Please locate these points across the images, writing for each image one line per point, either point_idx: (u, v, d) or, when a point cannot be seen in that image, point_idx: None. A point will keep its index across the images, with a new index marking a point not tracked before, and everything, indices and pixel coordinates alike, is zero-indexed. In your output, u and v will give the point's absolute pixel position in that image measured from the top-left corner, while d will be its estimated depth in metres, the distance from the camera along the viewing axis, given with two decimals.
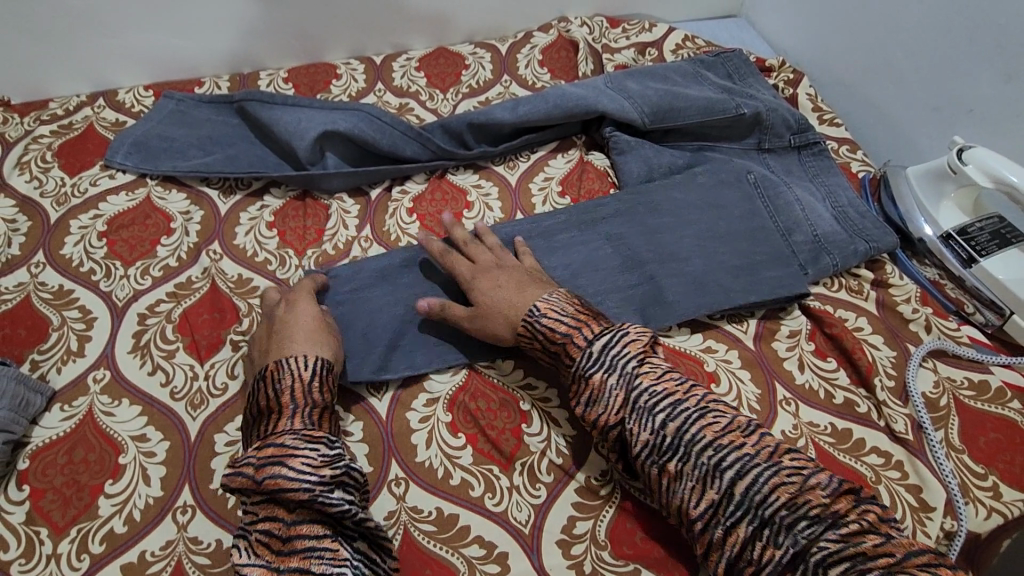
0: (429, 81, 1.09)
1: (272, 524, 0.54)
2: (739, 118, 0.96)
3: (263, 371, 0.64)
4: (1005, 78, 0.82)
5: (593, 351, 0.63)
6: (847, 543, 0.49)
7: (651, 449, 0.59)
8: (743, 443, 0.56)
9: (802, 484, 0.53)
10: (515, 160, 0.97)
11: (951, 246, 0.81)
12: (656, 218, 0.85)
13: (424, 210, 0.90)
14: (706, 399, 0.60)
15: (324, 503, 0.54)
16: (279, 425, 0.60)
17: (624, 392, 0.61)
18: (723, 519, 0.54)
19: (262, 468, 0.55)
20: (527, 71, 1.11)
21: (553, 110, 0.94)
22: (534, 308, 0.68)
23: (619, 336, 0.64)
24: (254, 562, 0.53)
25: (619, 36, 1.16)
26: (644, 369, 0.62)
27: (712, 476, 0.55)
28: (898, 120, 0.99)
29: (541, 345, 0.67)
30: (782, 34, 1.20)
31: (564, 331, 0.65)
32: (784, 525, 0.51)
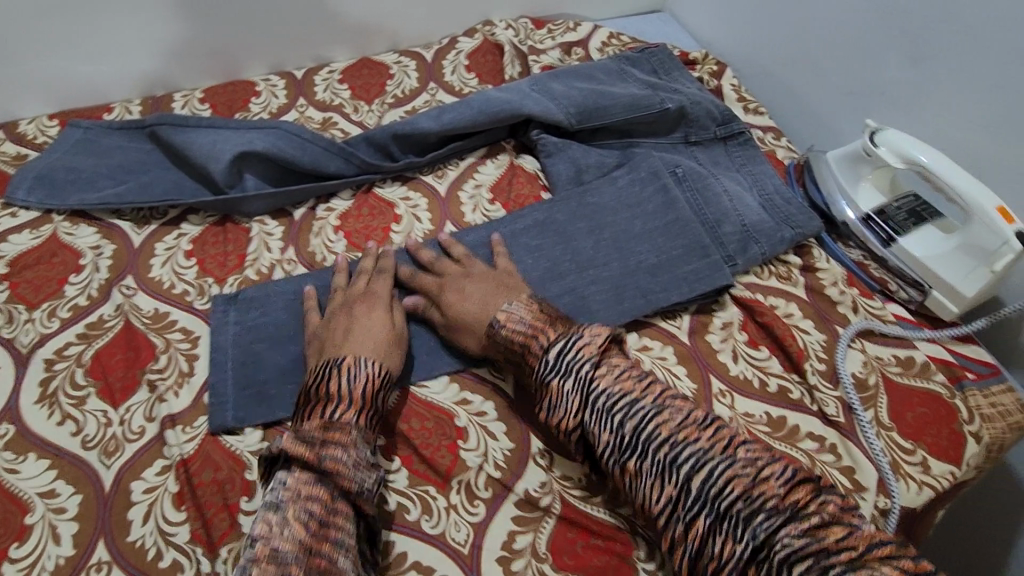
0: (353, 93, 1.07)
1: (314, 504, 0.53)
2: (664, 112, 0.96)
3: (340, 361, 0.64)
4: (910, 60, 0.84)
5: (550, 357, 0.63)
6: (813, 537, 0.48)
7: (612, 449, 0.59)
8: (697, 438, 0.56)
9: (759, 475, 0.53)
10: (444, 170, 0.95)
11: (871, 227, 0.83)
12: (572, 225, 0.88)
13: (351, 226, 0.87)
14: (668, 395, 0.60)
15: (368, 503, 0.56)
16: (345, 414, 0.60)
17: (583, 397, 0.60)
18: (682, 515, 0.54)
19: (329, 448, 0.57)
20: (454, 78, 1.10)
21: (478, 115, 0.93)
22: (495, 319, 0.68)
23: (576, 337, 0.63)
24: (286, 536, 0.50)
25: (545, 37, 1.16)
26: (603, 370, 0.61)
27: (669, 472, 0.55)
28: (817, 105, 1.01)
29: (504, 355, 0.68)
30: (705, 27, 1.21)
31: (522, 338, 0.66)
32: (741, 518, 0.51)
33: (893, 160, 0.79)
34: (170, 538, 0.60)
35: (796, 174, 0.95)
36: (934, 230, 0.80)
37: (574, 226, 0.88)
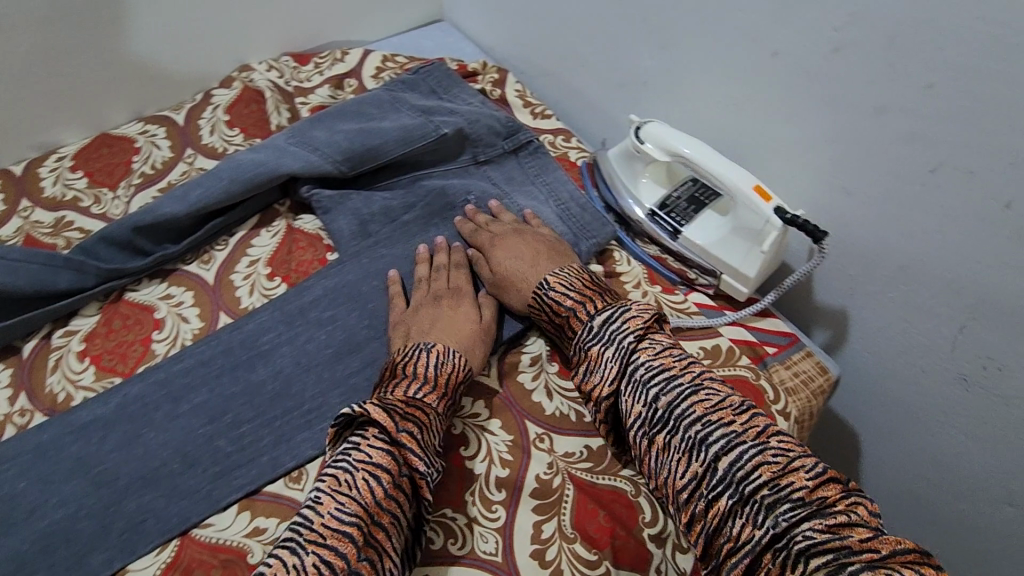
0: (91, 180, 0.91)
1: (379, 482, 0.54)
2: (443, 139, 0.90)
3: (428, 345, 0.67)
4: (658, 46, 0.84)
5: (594, 324, 0.66)
6: (830, 533, 0.47)
7: (642, 422, 0.59)
8: (733, 421, 0.55)
9: (788, 464, 0.52)
10: (210, 252, 0.84)
11: (658, 220, 0.83)
12: (365, 285, 0.79)
13: (99, 348, 0.74)
14: (706, 373, 0.60)
15: (427, 491, 0.57)
16: (424, 395, 0.62)
17: (622, 367, 0.62)
18: (705, 494, 0.53)
19: (405, 424, 0.58)
20: (213, 139, 0.97)
21: (231, 184, 0.82)
22: (545, 282, 0.71)
23: (620, 308, 0.66)
24: (352, 499, 0.52)
25: (312, 73, 1.06)
26: (641, 345, 0.63)
27: (698, 449, 0.55)
28: (596, 100, 0.99)
29: (548, 318, 0.71)
30: (483, 32, 1.16)
31: (571, 302, 0.69)
32: (764, 504, 0.50)
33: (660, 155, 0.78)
34: None
35: (589, 175, 0.94)
36: (713, 213, 0.80)
37: (366, 286, 0.79)
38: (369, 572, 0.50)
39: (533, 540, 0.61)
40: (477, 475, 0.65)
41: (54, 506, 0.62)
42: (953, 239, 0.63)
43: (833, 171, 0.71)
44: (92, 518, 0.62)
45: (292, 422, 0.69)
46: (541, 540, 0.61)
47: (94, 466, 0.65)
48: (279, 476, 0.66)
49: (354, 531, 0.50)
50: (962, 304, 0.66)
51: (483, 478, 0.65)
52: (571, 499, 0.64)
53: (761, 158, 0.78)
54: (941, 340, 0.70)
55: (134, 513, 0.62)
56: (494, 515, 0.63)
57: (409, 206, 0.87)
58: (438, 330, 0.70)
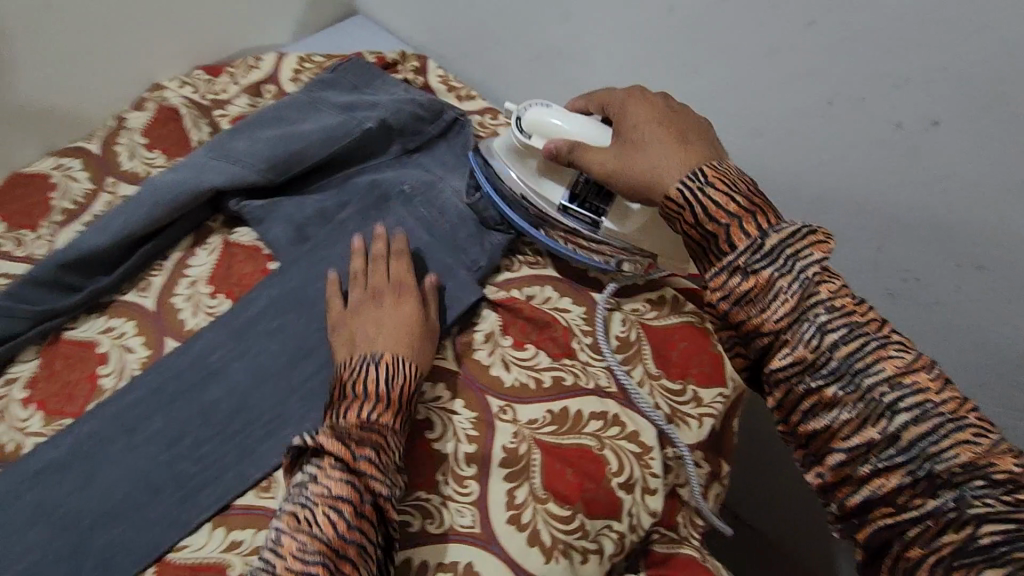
0: (8, 223, 0.88)
1: (340, 514, 0.55)
2: (368, 133, 0.90)
3: (377, 357, 0.65)
4: (566, 18, 0.85)
5: (765, 244, 0.58)
6: (1012, 504, 0.49)
7: (803, 368, 0.56)
8: (928, 391, 0.53)
9: (983, 446, 0.51)
10: (146, 278, 0.82)
11: (571, 214, 0.79)
12: (310, 289, 0.79)
13: (44, 392, 0.72)
14: (879, 323, 0.56)
15: (393, 513, 0.58)
16: (385, 417, 0.62)
17: (800, 304, 0.56)
18: (875, 459, 0.53)
19: (363, 450, 0.58)
20: (132, 164, 0.94)
21: (155, 209, 0.80)
22: (694, 177, 0.63)
23: (783, 231, 0.58)
24: (313, 536, 0.54)
25: (227, 84, 1.04)
26: (826, 281, 0.57)
27: (876, 417, 0.53)
28: (517, 74, 1.00)
29: (692, 225, 0.62)
30: (397, 22, 1.15)
31: (730, 210, 0.60)
32: (951, 482, 0.50)
33: (547, 144, 0.75)
34: None
35: None
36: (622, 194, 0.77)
37: (311, 289, 0.79)
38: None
39: (509, 507, 0.63)
40: (445, 455, 0.66)
41: (19, 559, 0.61)
42: (858, 162, 0.67)
43: (742, 115, 0.74)
44: (61, 560, 0.61)
45: (255, 434, 0.69)
46: (516, 506, 0.63)
47: (56, 510, 0.64)
48: (248, 489, 0.66)
49: (320, 568, 0.52)
50: (873, 225, 0.70)
51: (451, 456, 0.66)
52: (539, 464, 0.66)
53: None
54: (865, 261, 0.73)
55: (106, 547, 0.62)
56: (467, 490, 0.65)
57: (345, 206, 0.86)
58: (386, 342, 0.68)
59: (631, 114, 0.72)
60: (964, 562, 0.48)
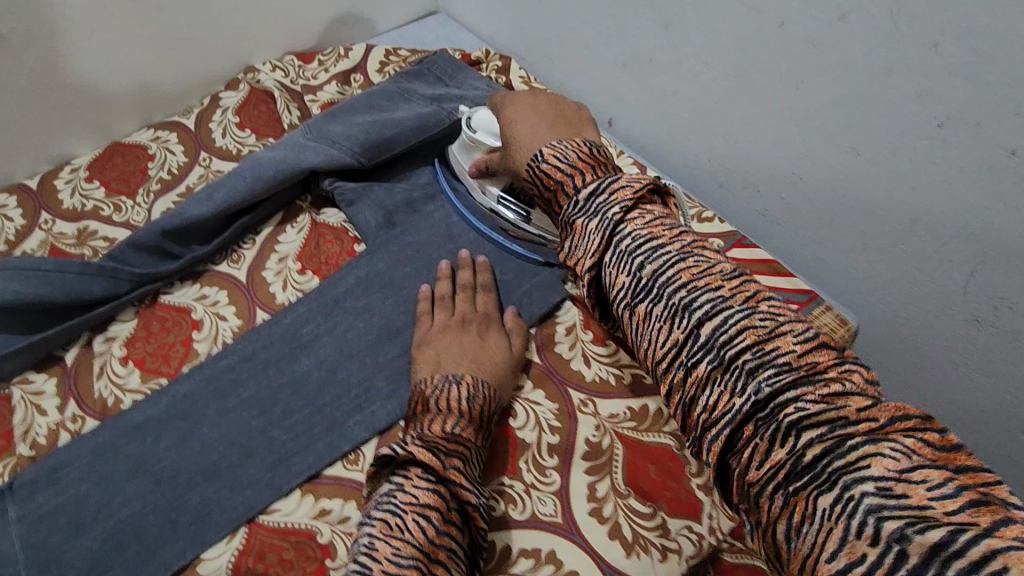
0: (108, 189, 0.91)
1: (430, 518, 0.53)
2: (457, 126, 0.92)
3: (459, 377, 0.66)
4: (663, 25, 0.87)
5: (580, 197, 0.54)
6: (826, 404, 0.40)
7: (676, 346, 0.46)
8: (722, 288, 0.46)
9: (828, 381, 0.41)
10: (239, 251, 0.84)
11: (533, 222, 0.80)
12: (397, 272, 0.81)
13: (142, 351, 0.75)
14: (746, 289, 0.46)
15: (483, 521, 0.56)
16: (469, 432, 0.62)
17: (637, 279, 0.49)
18: (730, 406, 0.43)
19: (451, 460, 0.58)
20: (226, 141, 0.98)
21: (255, 184, 0.83)
22: (538, 153, 0.59)
23: (642, 220, 0.51)
24: (406, 541, 0.51)
25: (317, 71, 1.07)
26: (684, 263, 0.48)
27: (681, 315, 0.46)
28: (602, 79, 1.01)
29: (539, 193, 0.60)
30: (481, 21, 1.18)
31: (560, 174, 0.57)
32: (747, 369, 0.43)
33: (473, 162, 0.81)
34: None
35: None
36: None
37: (397, 272, 0.81)
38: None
39: (590, 498, 0.65)
40: (528, 443, 0.68)
41: (120, 506, 0.64)
42: (958, 184, 0.67)
43: (839, 131, 0.75)
44: (158, 512, 0.63)
45: (343, 407, 0.71)
46: (597, 498, 0.65)
47: (155, 463, 0.66)
48: (336, 459, 0.68)
49: (415, 572, 0.49)
50: (971, 246, 0.69)
51: (534, 445, 0.68)
52: (621, 458, 0.67)
53: (768, 123, 0.82)
54: (950, 284, 0.73)
55: (203, 503, 0.64)
56: (549, 480, 0.66)
57: (431, 196, 0.89)
58: (469, 361, 0.68)
59: (523, 104, 0.69)
60: (797, 484, 0.39)
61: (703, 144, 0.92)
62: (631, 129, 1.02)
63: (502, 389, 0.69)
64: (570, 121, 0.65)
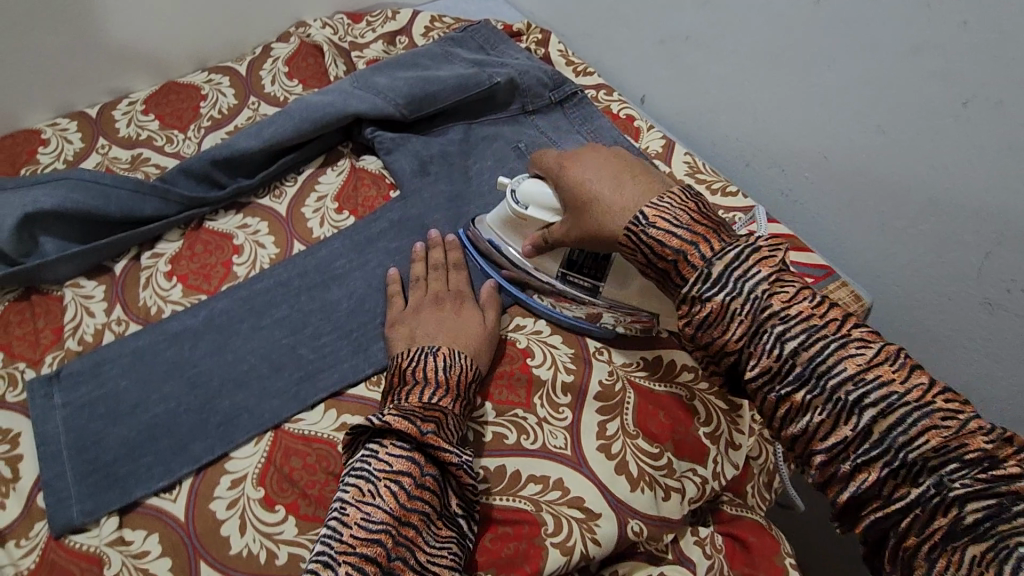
0: (162, 122, 0.96)
1: (403, 483, 0.55)
2: (496, 87, 0.95)
3: (435, 349, 0.65)
4: (703, 1, 0.89)
5: (714, 266, 0.53)
6: (992, 482, 0.43)
7: (740, 340, 0.52)
8: (813, 317, 0.51)
9: (872, 360, 0.48)
10: (281, 187, 0.89)
11: (570, 281, 0.72)
12: (429, 218, 0.85)
13: (185, 269, 0.79)
14: (777, 271, 0.53)
15: (465, 478, 0.58)
16: (445, 400, 0.62)
17: (730, 306, 0.52)
18: (781, 384, 0.50)
19: (428, 425, 0.58)
20: (275, 87, 1.02)
21: (302, 124, 0.87)
22: (640, 215, 0.58)
23: (746, 247, 0.54)
24: (377, 507, 0.54)
25: (365, 31, 1.11)
26: (727, 255, 0.53)
27: (788, 360, 0.50)
28: (639, 57, 1.04)
29: (646, 260, 0.58)
30: None
31: (677, 242, 0.55)
32: (850, 400, 0.48)
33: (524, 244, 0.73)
34: None
35: (631, 129, 1.00)
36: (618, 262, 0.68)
37: (429, 218, 0.84)
38: (401, 571, 0.52)
39: (600, 436, 0.67)
40: (543, 381, 0.70)
41: (156, 402, 0.67)
42: (984, 166, 0.69)
43: (868, 109, 0.77)
44: (191, 411, 0.67)
45: (369, 335, 0.74)
46: (607, 436, 0.67)
47: (190, 368, 0.70)
48: (359, 381, 0.71)
49: (382, 537, 0.52)
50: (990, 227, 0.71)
51: (549, 383, 0.70)
52: (632, 402, 0.69)
53: (798, 101, 0.84)
54: (967, 266, 0.75)
55: (233, 407, 0.68)
56: (562, 416, 0.68)
57: (466, 151, 0.92)
58: (446, 332, 0.68)
59: (583, 161, 0.66)
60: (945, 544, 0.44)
61: (734, 123, 0.94)
62: (664, 107, 1.04)
63: (482, 359, 0.68)
64: (633, 172, 0.63)
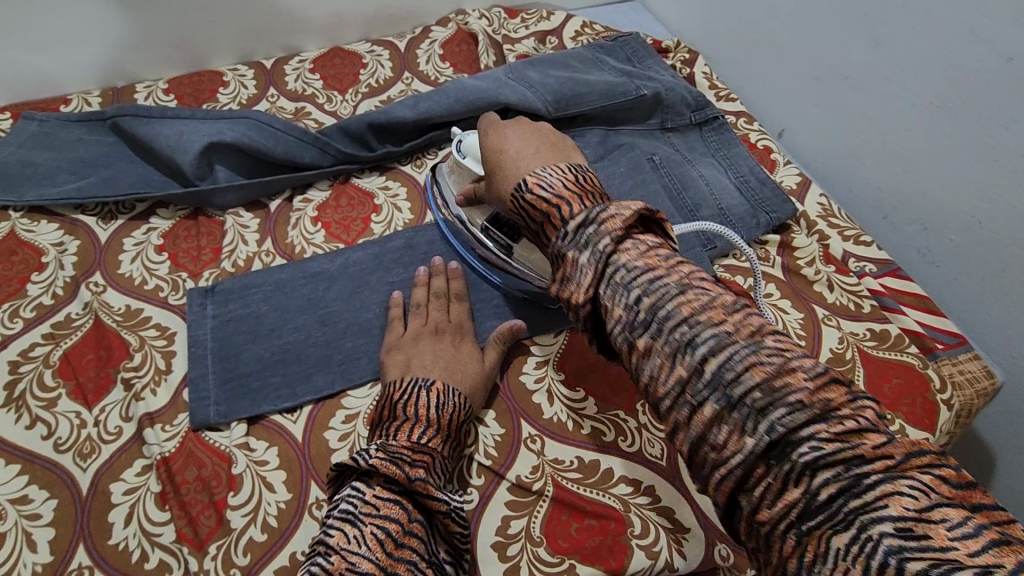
0: (325, 83, 1.04)
1: (391, 526, 0.51)
2: (640, 99, 0.97)
3: (429, 382, 0.63)
4: (873, 44, 0.87)
5: (569, 225, 0.48)
6: None
7: None
8: None
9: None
10: (423, 159, 0.94)
11: (491, 237, 0.73)
12: None
13: (330, 217, 0.86)
14: None
15: (454, 527, 0.56)
16: (434, 442, 0.59)
17: (598, 275, 0.45)
18: None
19: (417, 471, 0.55)
20: (428, 67, 1.08)
21: (455, 103, 0.92)
22: (522, 182, 0.54)
23: (601, 211, 0.47)
24: (362, 556, 0.48)
25: (519, 26, 1.15)
26: (670, 274, 0.44)
27: None
28: (790, 90, 1.03)
29: (526, 226, 0.54)
30: (676, 16, 1.22)
31: (545, 207, 0.51)
32: None
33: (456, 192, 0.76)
34: (154, 539, 0.58)
35: (767, 160, 0.99)
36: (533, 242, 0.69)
37: None
38: None
39: None
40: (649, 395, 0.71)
41: (291, 331, 0.73)
42: None
43: None
44: (319, 345, 0.72)
45: (486, 311, 0.76)
46: None
47: (322, 307, 0.75)
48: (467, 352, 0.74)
49: None
50: None
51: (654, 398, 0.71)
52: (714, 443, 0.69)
53: (961, 159, 0.80)
54: None
55: (355, 351, 0.72)
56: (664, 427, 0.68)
57: (600, 156, 0.95)
58: (445, 365, 0.66)
59: (510, 132, 0.64)
60: None
61: (881, 173, 0.91)
62: (806, 145, 1.03)
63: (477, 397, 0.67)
64: (560, 145, 0.61)
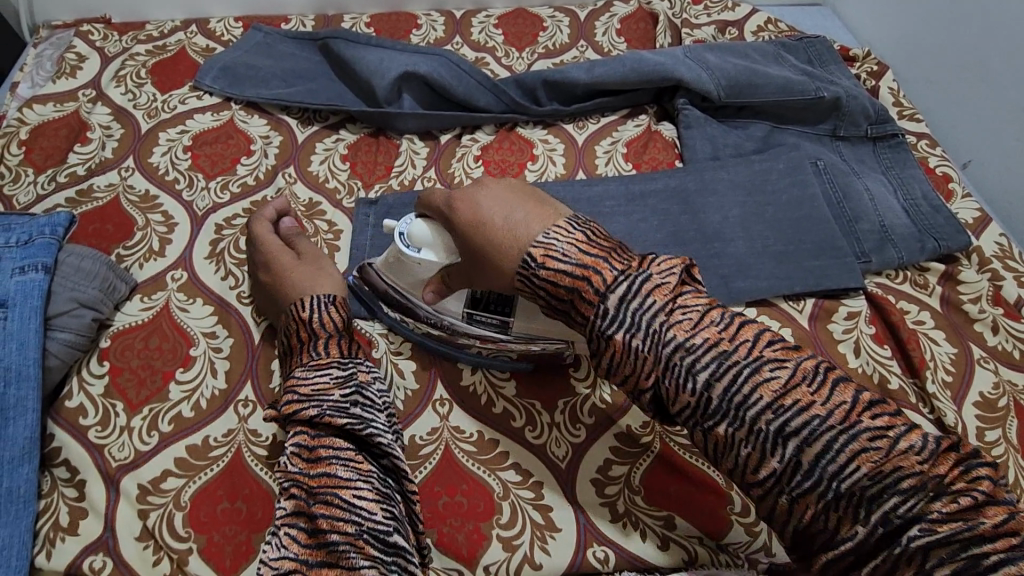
0: (506, 39, 1.10)
1: (300, 437, 0.54)
2: (818, 101, 0.94)
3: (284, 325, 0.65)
4: None
5: (610, 302, 0.49)
6: None
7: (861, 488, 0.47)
8: None
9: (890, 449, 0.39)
10: (585, 122, 0.97)
11: (478, 321, 0.67)
12: (701, 196, 0.86)
13: (491, 157, 0.91)
14: None
15: (336, 419, 0.53)
16: (297, 364, 0.60)
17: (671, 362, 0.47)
18: None
19: (285, 397, 0.56)
20: (604, 39, 1.11)
21: (629, 73, 0.94)
22: (530, 256, 0.52)
23: (641, 277, 0.49)
24: (287, 472, 0.52)
25: (701, 13, 1.15)
26: (671, 315, 0.48)
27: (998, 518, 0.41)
28: (988, 120, 0.95)
29: (546, 303, 0.53)
30: (870, 27, 1.16)
31: (569, 279, 0.50)
32: None
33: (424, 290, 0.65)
34: None
35: (942, 187, 0.92)
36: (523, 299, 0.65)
37: (704, 196, 0.86)
38: (327, 510, 0.48)
39: None
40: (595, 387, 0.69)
41: None
42: None
43: None
44: None
45: None
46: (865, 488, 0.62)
47: None
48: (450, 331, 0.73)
49: (296, 492, 0.50)
50: None
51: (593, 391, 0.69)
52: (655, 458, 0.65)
53: None
54: None
55: None
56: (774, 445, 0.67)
57: (760, 150, 0.93)
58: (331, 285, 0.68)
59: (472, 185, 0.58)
60: None
61: None
62: (995, 176, 0.95)
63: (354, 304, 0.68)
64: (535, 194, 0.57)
